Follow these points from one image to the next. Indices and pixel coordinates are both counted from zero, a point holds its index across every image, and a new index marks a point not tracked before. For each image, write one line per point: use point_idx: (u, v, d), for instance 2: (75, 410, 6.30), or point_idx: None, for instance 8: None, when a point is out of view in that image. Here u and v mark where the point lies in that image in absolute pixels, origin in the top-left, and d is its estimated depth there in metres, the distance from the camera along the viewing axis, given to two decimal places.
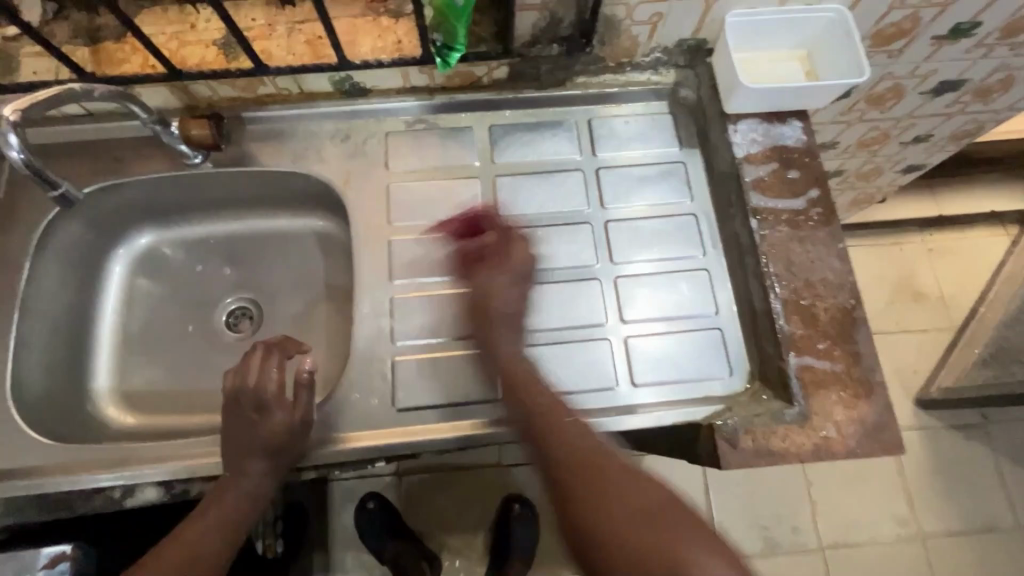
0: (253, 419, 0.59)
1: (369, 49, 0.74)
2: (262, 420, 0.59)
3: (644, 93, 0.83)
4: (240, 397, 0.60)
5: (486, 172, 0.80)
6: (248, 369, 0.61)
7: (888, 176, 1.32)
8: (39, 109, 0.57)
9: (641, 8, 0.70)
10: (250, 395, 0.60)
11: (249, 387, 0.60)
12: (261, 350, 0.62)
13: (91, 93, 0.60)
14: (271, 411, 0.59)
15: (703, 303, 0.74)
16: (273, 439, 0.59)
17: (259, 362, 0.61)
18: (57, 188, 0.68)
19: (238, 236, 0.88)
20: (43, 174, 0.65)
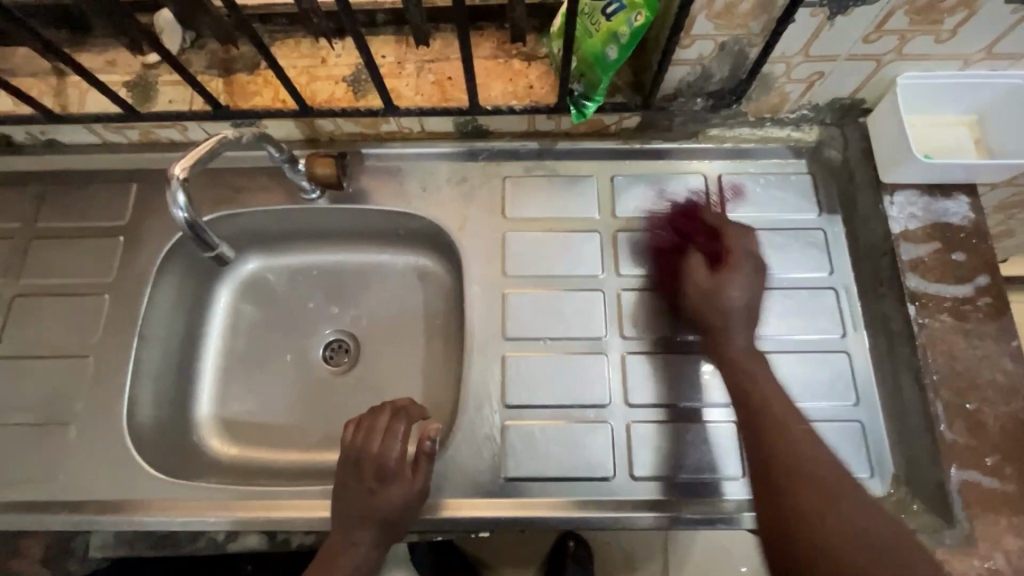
0: (372, 486, 0.59)
1: (499, 94, 0.71)
2: (383, 489, 0.59)
3: (781, 150, 0.76)
4: (361, 460, 0.60)
5: (605, 226, 0.76)
6: (370, 432, 0.61)
7: (1018, 238, 1.20)
8: (201, 162, 0.59)
9: (802, 66, 0.64)
10: (371, 460, 0.60)
11: (372, 452, 0.60)
12: (387, 412, 0.62)
13: (240, 140, 0.62)
14: (392, 481, 0.59)
15: (844, 391, 0.67)
16: (389, 511, 0.59)
17: (383, 425, 0.61)
18: (215, 249, 0.67)
19: (341, 269, 0.87)
20: (203, 234, 0.64)
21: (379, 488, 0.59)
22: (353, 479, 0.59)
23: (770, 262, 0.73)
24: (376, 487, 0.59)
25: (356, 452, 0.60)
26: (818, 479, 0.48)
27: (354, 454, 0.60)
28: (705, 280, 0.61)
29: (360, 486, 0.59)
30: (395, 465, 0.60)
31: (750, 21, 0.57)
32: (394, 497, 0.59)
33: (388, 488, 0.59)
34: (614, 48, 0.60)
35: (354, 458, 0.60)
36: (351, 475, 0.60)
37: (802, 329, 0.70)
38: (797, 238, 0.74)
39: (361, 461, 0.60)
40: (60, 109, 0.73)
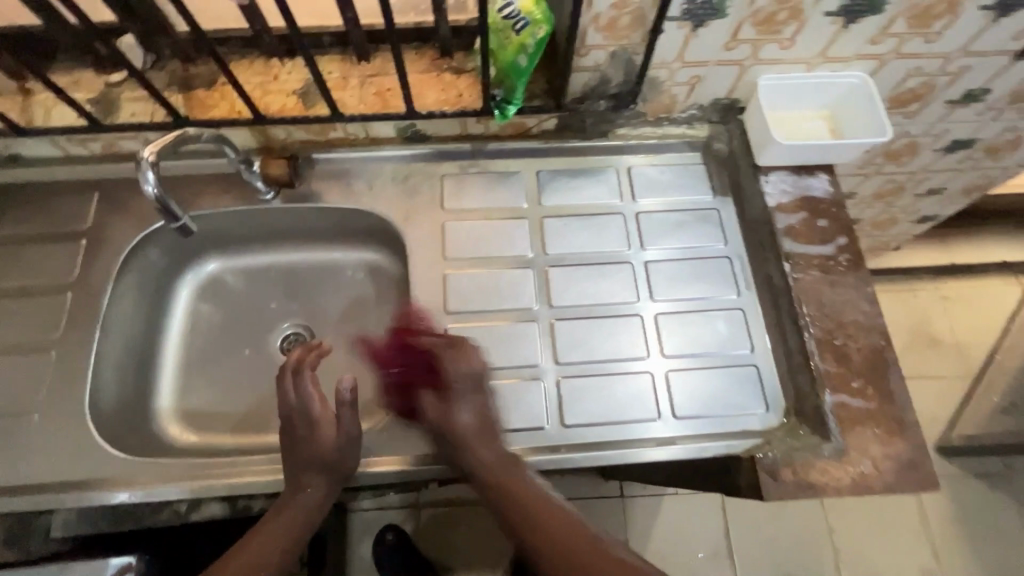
0: (305, 435, 0.66)
1: (434, 101, 0.82)
2: (313, 436, 0.65)
3: (679, 144, 0.90)
4: (290, 413, 0.67)
5: (533, 214, 0.86)
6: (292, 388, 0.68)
7: (903, 225, 1.38)
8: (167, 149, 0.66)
9: (682, 71, 0.77)
10: (298, 412, 0.67)
11: (296, 404, 0.67)
12: (294, 368, 0.69)
13: (199, 137, 0.70)
14: (319, 427, 0.66)
15: (740, 341, 0.78)
16: (324, 451, 0.65)
17: (297, 380, 0.68)
18: (178, 220, 0.73)
19: (296, 267, 0.94)
20: (168, 205, 0.70)
21: (311, 434, 0.65)
22: (291, 431, 0.67)
23: (675, 238, 0.85)
24: (306, 434, 0.66)
25: (285, 408, 0.67)
26: (569, 519, 0.64)
27: (284, 411, 0.67)
28: (437, 407, 0.70)
29: (296, 436, 0.66)
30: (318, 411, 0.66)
31: (632, 33, 0.70)
32: (326, 440, 0.65)
33: (318, 432, 0.65)
34: (525, 57, 0.72)
35: (285, 414, 0.67)
36: (286, 429, 0.67)
37: (704, 292, 0.81)
38: (696, 217, 0.86)
39: (290, 414, 0.67)
40: (26, 124, 0.79)
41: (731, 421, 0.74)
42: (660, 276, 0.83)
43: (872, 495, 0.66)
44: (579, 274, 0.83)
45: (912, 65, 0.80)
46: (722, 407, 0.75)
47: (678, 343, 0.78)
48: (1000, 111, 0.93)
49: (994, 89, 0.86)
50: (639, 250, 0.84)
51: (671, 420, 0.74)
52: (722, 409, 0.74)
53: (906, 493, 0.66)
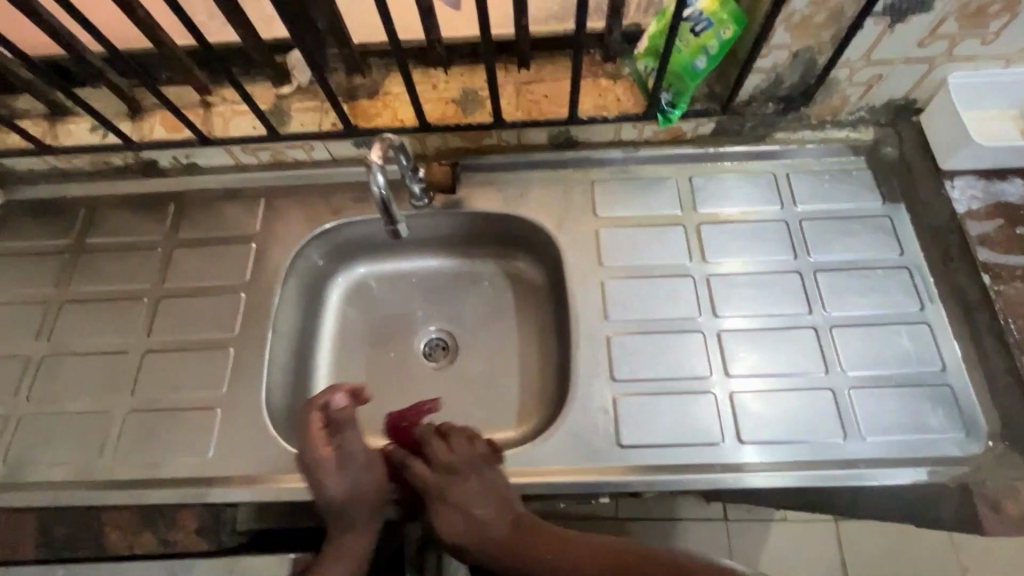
0: (317, 478, 0.65)
1: (592, 107, 0.82)
2: (327, 478, 0.65)
3: (842, 148, 0.85)
4: (307, 459, 0.66)
5: (688, 221, 0.84)
6: (303, 426, 0.67)
7: None
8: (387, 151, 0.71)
9: (864, 70, 0.73)
10: (319, 451, 0.66)
11: (306, 450, 0.66)
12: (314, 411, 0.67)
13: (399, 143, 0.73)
14: (323, 472, 0.65)
15: (930, 358, 0.72)
16: (332, 491, 0.65)
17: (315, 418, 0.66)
18: (394, 223, 0.75)
19: (437, 272, 0.95)
20: (387, 206, 0.73)
21: (327, 475, 0.65)
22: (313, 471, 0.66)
23: (844, 247, 0.80)
24: (354, 477, 0.66)
25: (306, 449, 0.66)
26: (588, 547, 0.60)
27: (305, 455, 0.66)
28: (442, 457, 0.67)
29: (330, 475, 0.65)
30: (348, 452, 0.66)
31: (823, 31, 0.67)
32: (348, 479, 0.66)
33: (342, 472, 0.66)
34: (703, 59, 0.70)
35: (308, 458, 0.66)
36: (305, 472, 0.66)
37: (880, 305, 0.76)
38: (867, 224, 0.81)
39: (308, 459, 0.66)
40: (208, 134, 0.84)
41: (928, 445, 0.68)
42: (829, 285, 0.78)
43: None
44: (740, 284, 0.79)
45: None
46: (917, 430, 0.69)
47: (858, 358, 0.73)
48: None
49: None
50: (804, 259, 0.80)
51: (859, 441, 0.69)
52: (916, 431, 0.68)
53: None
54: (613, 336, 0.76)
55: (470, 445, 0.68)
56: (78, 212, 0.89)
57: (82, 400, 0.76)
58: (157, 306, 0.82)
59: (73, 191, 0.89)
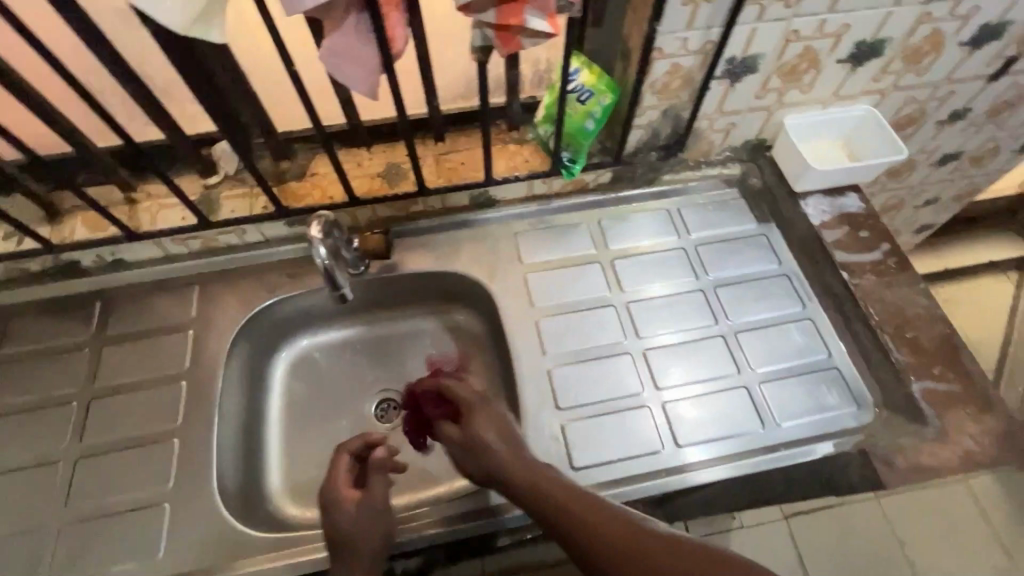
0: (341, 509, 0.67)
1: (504, 169, 0.92)
2: (345, 506, 0.67)
3: (718, 183, 1.01)
4: (330, 498, 0.68)
5: (603, 257, 0.94)
6: (332, 471, 0.70)
7: (905, 237, 1.51)
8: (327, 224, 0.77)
9: (720, 119, 0.90)
10: (344, 494, 0.68)
11: (330, 482, 0.69)
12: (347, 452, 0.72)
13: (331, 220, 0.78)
14: (346, 500, 0.68)
15: (818, 348, 0.85)
16: (353, 518, 0.66)
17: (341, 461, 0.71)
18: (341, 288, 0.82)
19: (381, 335, 0.99)
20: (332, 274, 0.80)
21: (347, 513, 0.67)
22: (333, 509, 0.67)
23: (735, 264, 0.93)
24: (375, 513, 0.67)
25: (330, 486, 0.69)
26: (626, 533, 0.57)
27: (329, 498, 0.68)
28: (454, 430, 0.70)
29: (349, 511, 0.67)
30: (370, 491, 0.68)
31: (682, 92, 0.82)
32: (367, 516, 0.67)
33: (360, 511, 0.67)
34: (591, 121, 0.83)
35: (333, 493, 0.68)
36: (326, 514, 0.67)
37: (771, 309, 0.89)
38: (749, 243, 0.95)
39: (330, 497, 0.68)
40: (135, 229, 0.85)
41: (830, 423, 0.79)
42: (728, 298, 0.90)
43: (982, 470, 0.71)
44: (656, 307, 0.90)
45: (909, 94, 0.94)
46: (819, 411, 0.80)
47: (762, 357, 0.84)
48: (981, 126, 1.07)
49: (974, 108, 1.01)
50: (705, 279, 0.92)
51: (775, 429, 0.78)
52: (819, 412, 0.79)
53: (1012, 464, 0.72)
54: (553, 369, 0.83)
55: (509, 436, 0.68)
56: None
57: (6, 522, 0.71)
58: (87, 409, 0.78)
59: None
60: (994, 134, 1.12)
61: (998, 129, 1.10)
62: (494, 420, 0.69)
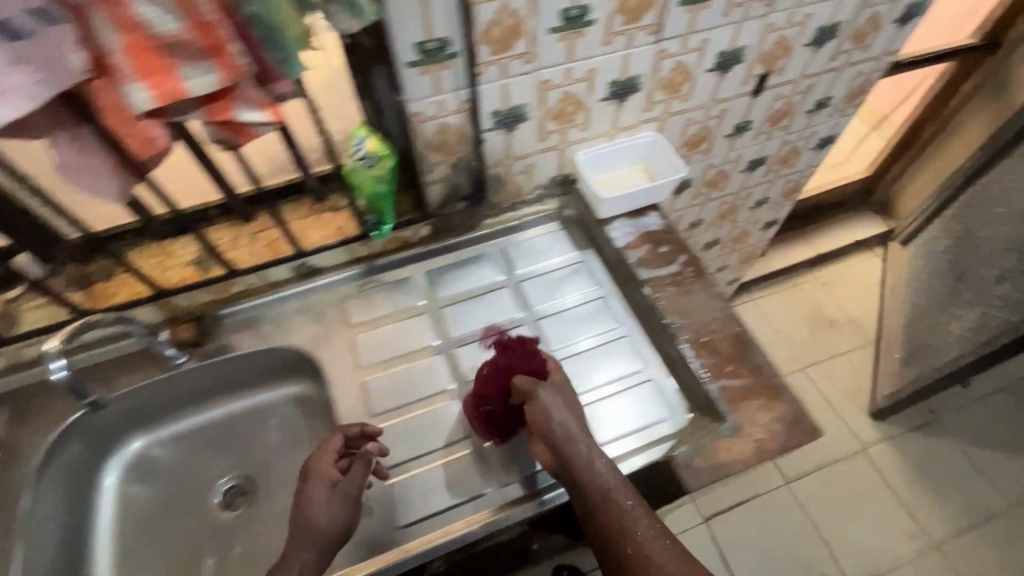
0: (321, 485, 0.72)
1: (319, 238, 0.94)
2: (342, 483, 0.73)
3: (537, 219, 1.06)
4: (312, 474, 0.73)
5: (431, 307, 0.97)
6: (320, 453, 0.75)
7: (755, 234, 1.63)
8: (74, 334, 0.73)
9: (515, 163, 0.96)
10: (325, 473, 0.73)
11: (315, 463, 0.75)
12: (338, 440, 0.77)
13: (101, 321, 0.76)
14: (316, 481, 0.73)
15: (635, 363, 0.89)
16: (320, 496, 0.71)
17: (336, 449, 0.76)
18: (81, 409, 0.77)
19: (223, 419, 0.97)
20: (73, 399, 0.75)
21: (321, 491, 0.72)
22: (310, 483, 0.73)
23: (557, 294, 0.98)
24: (339, 498, 0.71)
25: (317, 464, 0.74)
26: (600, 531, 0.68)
27: (307, 472, 0.74)
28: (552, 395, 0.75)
29: (321, 489, 0.72)
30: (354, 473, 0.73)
31: (462, 147, 0.87)
32: (337, 499, 0.71)
33: (332, 494, 0.71)
34: (382, 184, 0.87)
35: (314, 468, 0.74)
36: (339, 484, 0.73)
37: (591, 332, 0.93)
38: (569, 271, 1.01)
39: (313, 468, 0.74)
40: None
41: (645, 434, 0.82)
42: (550, 328, 0.94)
43: (774, 456, 0.77)
44: (483, 348, 0.92)
45: (685, 117, 1.03)
46: (637, 423, 0.83)
47: (583, 380, 0.88)
48: (768, 133, 1.19)
49: (753, 119, 1.12)
50: (529, 312, 0.96)
51: None
52: (637, 425, 0.83)
53: (800, 445, 0.78)
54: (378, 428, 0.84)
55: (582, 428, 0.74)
56: None
57: None
58: None
59: None
60: (786, 138, 1.24)
61: (786, 132, 1.22)
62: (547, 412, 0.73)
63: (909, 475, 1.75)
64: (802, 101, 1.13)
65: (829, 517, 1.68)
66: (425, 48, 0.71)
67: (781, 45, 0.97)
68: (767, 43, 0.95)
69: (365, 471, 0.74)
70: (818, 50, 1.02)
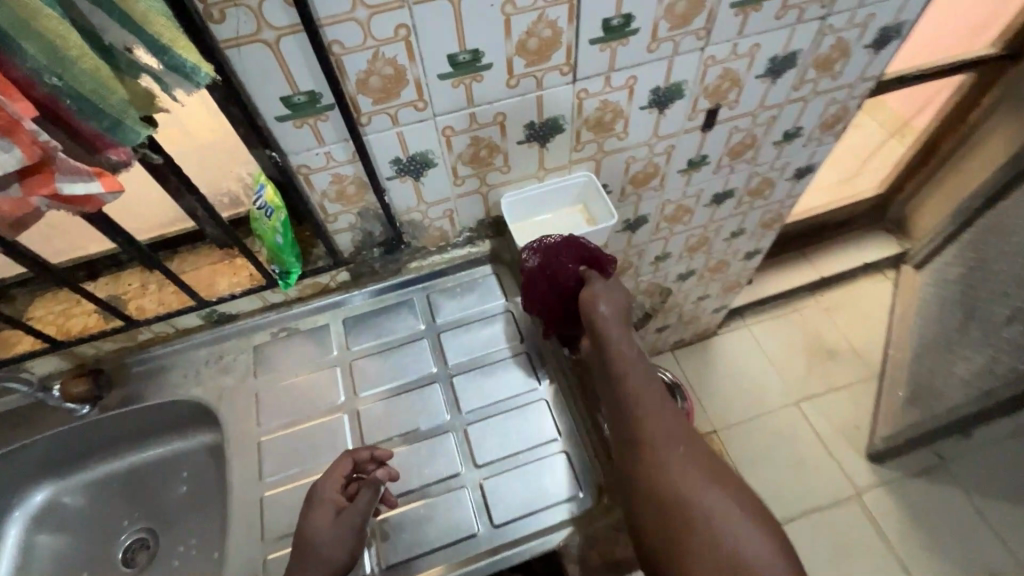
0: (335, 505, 0.70)
1: (227, 286, 0.90)
2: (339, 507, 0.70)
3: (467, 262, 1.00)
4: (324, 497, 0.71)
5: (343, 359, 0.92)
6: (333, 470, 0.74)
7: (737, 264, 1.52)
8: None
9: (431, 209, 0.90)
10: (331, 499, 0.71)
11: (337, 476, 0.73)
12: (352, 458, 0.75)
13: None
14: (319, 504, 0.70)
15: (547, 431, 0.83)
16: (319, 523, 0.68)
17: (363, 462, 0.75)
18: None
19: (133, 469, 0.95)
20: None
21: (325, 517, 0.69)
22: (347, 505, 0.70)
23: (477, 347, 0.92)
24: (349, 522, 0.68)
25: (327, 488, 0.72)
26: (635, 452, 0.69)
27: (325, 499, 0.71)
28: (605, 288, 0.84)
29: (344, 518, 0.68)
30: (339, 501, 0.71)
31: (364, 197, 0.82)
32: (342, 524, 0.68)
33: (338, 519, 0.68)
34: (278, 235, 0.82)
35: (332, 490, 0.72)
36: (325, 511, 0.70)
37: (506, 392, 0.87)
38: (493, 323, 0.94)
39: (337, 495, 0.71)
40: None
41: (544, 513, 0.76)
42: (464, 386, 0.88)
43: None
44: (392, 407, 0.87)
45: (625, 155, 0.95)
46: (538, 502, 0.77)
47: (489, 448, 0.82)
48: (731, 167, 1.09)
49: (708, 154, 1.02)
50: (445, 368, 0.90)
51: (489, 530, 0.75)
52: (538, 504, 0.77)
53: None
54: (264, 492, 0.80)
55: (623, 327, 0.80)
56: None
57: None
58: None
59: None
60: (753, 170, 1.13)
61: (753, 164, 1.11)
62: (614, 305, 0.82)
63: (908, 525, 1.61)
64: (765, 133, 1.03)
65: (815, 567, 1.56)
66: (293, 102, 0.66)
67: (729, 78, 0.87)
68: (709, 77, 0.85)
69: (373, 497, 0.69)
70: (776, 81, 0.91)
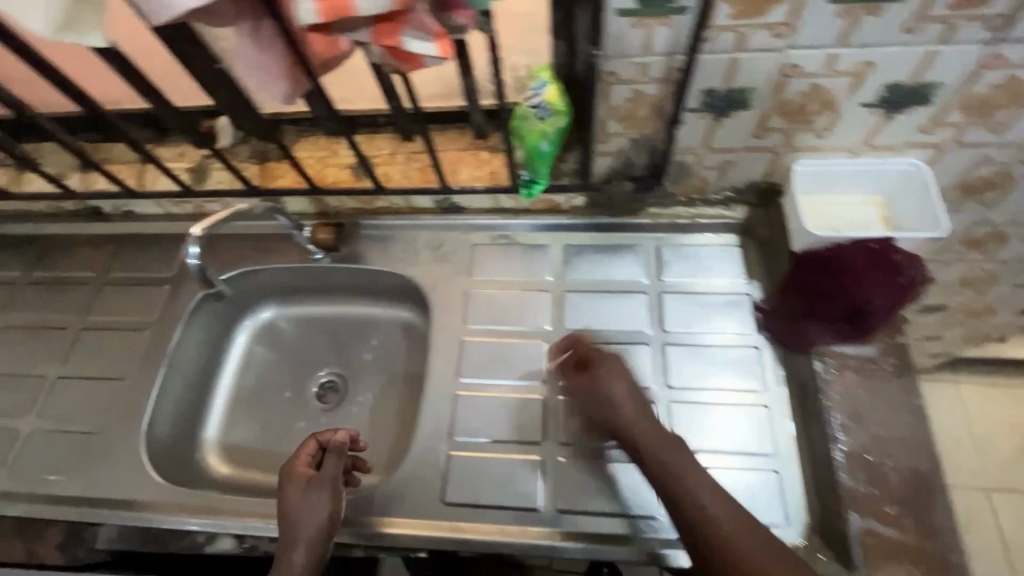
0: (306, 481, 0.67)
1: (468, 177, 0.88)
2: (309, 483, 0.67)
3: (713, 225, 0.88)
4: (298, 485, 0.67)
5: (555, 287, 0.88)
6: (296, 452, 0.70)
7: (1004, 316, 1.21)
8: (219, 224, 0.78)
9: (710, 156, 0.77)
10: (300, 474, 0.68)
11: (303, 457, 0.70)
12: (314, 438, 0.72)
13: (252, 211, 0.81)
14: (289, 484, 0.67)
15: (760, 442, 0.74)
16: (289, 501, 0.66)
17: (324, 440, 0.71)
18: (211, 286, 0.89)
19: (339, 319, 1.02)
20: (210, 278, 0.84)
21: (294, 494, 0.66)
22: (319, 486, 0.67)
23: (699, 323, 0.83)
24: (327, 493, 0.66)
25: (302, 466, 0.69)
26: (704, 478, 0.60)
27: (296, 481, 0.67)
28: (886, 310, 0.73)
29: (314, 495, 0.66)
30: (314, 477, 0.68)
31: (652, 124, 0.71)
32: (315, 498, 0.66)
33: (308, 493, 0.66)
34: (546, 142, 0.75)
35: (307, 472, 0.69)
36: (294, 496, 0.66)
37: (722, 383, 0.78)
38: (725, 301, 0.83)
39: (308, 475, 0.68)
40: (138, 187, 0.97)
41: None
42: (675, 358, 0.80)
43: None
44: (593, 354, 0.83)
45: (980, 152, 0.72)
46: None
47: (690, 434, 0.75)
48: None
49: None
50: (659, 333, 0.83)
51: None
52: None
53: None
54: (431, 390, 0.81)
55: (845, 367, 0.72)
56: (31, 245, 1.02)
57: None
58: (76, 338, 0.92)
59: (30, 227, 1.03)
60: None
61: None
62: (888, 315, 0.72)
63: None
64: None
65: None
66: None
67: None
68: None
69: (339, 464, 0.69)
70: None
